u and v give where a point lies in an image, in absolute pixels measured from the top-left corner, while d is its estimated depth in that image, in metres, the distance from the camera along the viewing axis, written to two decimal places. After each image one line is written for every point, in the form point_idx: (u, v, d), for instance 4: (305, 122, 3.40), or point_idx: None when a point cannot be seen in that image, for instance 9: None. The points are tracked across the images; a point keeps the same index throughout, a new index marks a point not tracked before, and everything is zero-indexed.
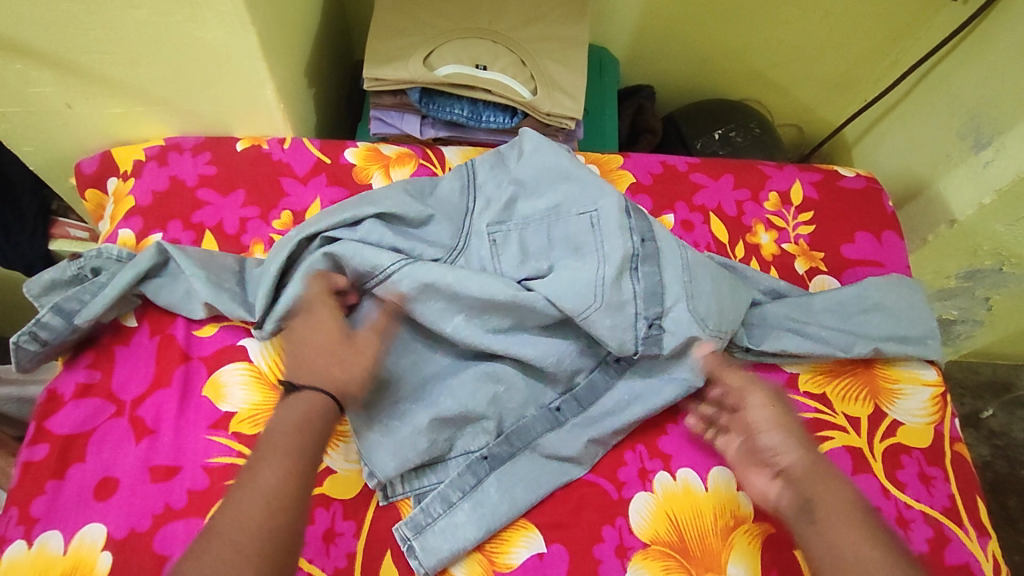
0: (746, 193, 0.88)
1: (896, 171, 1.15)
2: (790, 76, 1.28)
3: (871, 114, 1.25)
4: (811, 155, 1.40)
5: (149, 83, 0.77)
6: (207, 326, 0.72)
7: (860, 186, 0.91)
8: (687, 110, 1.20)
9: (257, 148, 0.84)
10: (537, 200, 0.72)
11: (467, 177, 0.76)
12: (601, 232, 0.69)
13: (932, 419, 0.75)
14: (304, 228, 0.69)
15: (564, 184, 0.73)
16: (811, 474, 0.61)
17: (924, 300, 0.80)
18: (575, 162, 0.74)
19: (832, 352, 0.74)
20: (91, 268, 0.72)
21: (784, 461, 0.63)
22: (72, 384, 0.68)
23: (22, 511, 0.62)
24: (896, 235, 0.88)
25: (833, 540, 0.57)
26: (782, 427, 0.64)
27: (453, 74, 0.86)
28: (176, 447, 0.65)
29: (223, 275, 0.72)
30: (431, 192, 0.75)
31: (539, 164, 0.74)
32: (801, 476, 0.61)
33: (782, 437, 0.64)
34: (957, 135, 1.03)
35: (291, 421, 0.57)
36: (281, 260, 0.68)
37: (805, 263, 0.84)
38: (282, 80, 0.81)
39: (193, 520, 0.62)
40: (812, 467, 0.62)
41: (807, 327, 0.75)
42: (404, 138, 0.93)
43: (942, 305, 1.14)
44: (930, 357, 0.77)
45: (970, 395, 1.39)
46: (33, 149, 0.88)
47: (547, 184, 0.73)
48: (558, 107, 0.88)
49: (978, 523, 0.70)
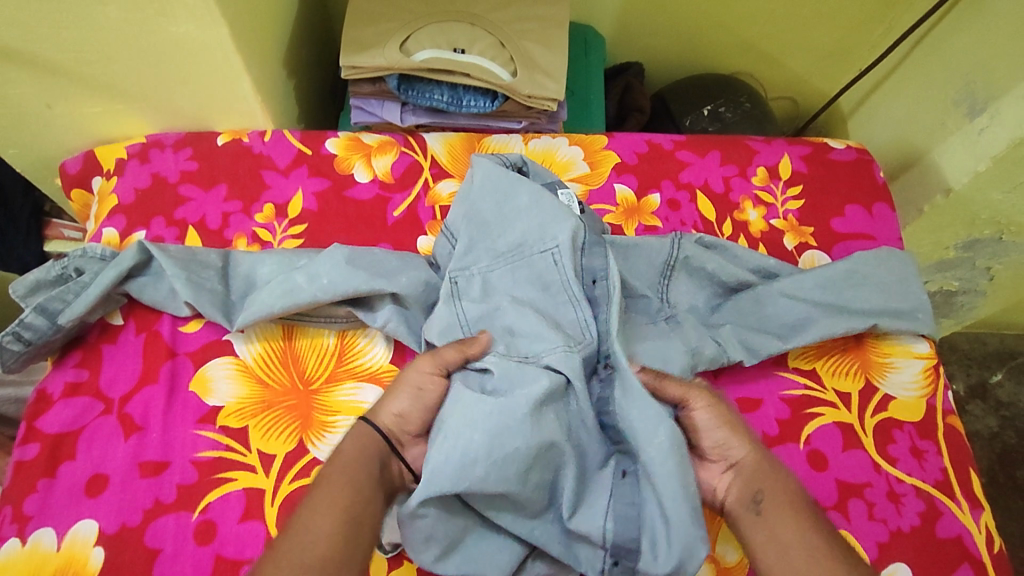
0: (733, 169, 0.87)
1: (892, 141, 1.13)
2: (781, 47, 1.26)
3: (866, 82, 1.23)
4: (806, 128, 1.38)
5: (125, 81, 0.77)
6: (192, 322, 0.72)
7: (850, 158, 0.90)
8: (676, 86, 1.19)
9: (238, 142, 0.83)
10: (497, 241, 0.71)
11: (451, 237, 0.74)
12: (563, 271, 0.67)
13: (924, 393, 0.74)
14: (318, 280, 0.69)
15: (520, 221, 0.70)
16: (761, 470, 0.59)
17: (915, 274, 0.78)
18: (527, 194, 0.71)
19: (828, 332, 0.72)
20: (75, 268, 0.72)
21: (735, 456, 0.60)
22: (61, 383, 0.69)
23: (15, 510, 0.62)
24: (887, 207, 0.86)
25: (788, 539, 0.55)
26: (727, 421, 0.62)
27: (431, 59, 0.85)
28: (165, 442, 0.66)
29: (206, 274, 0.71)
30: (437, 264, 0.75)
31: (495, 201, 0.72)
32: (752, 473, 0.59)
33: (727, 433, 0.61)
34: (952, 102, 1.00)
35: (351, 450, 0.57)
36: (285, 305, 0.68)
37: (794, 238, 0.83)
38: (259, 72, 0.81)
39: (183, 515, 0.62)
40: (760, 466, 0.59)
41: (803, 310, 0.74)
42: (386, 125, 0.92)
43: (942, 276, 1.13)
44: (923, 331, 0.75)
45: (976, 366, 1.38)
46: (18, 151, 0.88)
47: (507, 218, 0.71)
48: (539, 89, 0.87)
49: (972, 495, 0.69)
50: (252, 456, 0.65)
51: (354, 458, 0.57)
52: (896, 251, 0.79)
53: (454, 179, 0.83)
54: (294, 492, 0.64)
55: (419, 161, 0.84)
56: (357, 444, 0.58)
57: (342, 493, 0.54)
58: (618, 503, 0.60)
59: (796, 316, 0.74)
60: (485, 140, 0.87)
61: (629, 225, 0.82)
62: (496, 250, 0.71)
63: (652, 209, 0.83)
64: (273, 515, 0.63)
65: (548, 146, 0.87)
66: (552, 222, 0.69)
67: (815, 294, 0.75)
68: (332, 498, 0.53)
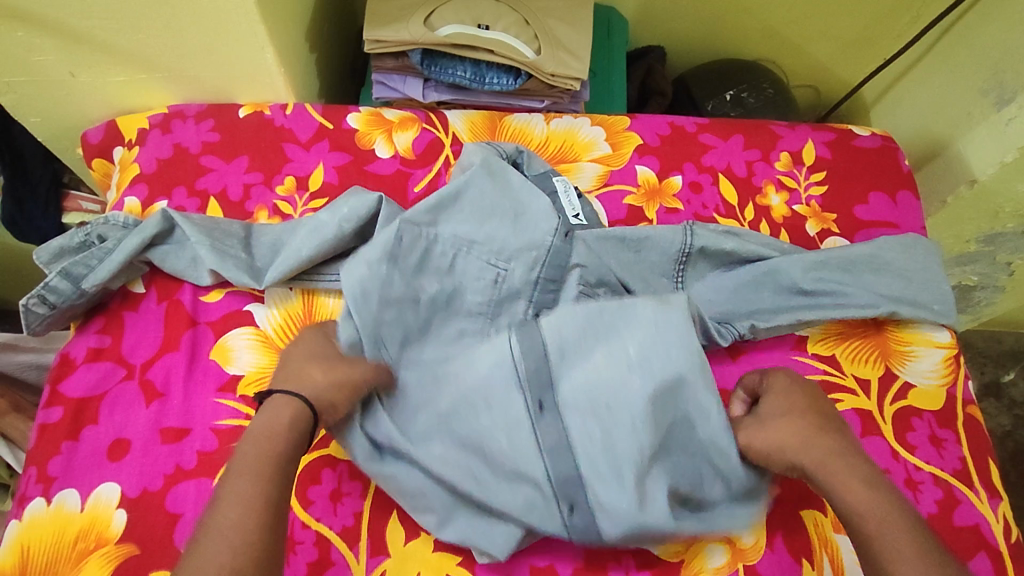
0: (756, 153, 0.86)
1: (915, 132, 1.12)
2: (805, 34, 1.24)
3: (891, 71, 1.21)
4: (828, 117, 1.36)
5: (149, 50, 0.76)
6: (213, 292, 0.72)
7: (875, 145, 0.88)
8: (698, 70, 1.18)
9: (260, 114, 0.83)
10: (464, 224, 0.69)
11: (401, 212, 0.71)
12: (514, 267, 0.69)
13: (944, 381, 0.73)
14: (343, 221, 0.70)
15: (494, 218, 0.70)
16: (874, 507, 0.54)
17: (939, 263, 0.77)
18: (506, 193, 0.70)
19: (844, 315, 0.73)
20: (98, 235, 0.72)
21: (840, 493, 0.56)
22: (83, 348, 0.69)
23: (40, 470, 0.63)
24: (912, 195, 0.85)
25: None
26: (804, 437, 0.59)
27: (455, 35, 0.84)
28: (186, 409, 0.66)
29: (232, 240, 0.72)
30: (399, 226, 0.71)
31: (481, 195, 0.70)
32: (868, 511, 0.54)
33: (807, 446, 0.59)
34: (980, 92, 0.99)
35: (274, 428, 0.54)
36: (312, 247, 0.69)
37: (816, 224, 0.82)
38: (282, 44, 0.80)
39: (204, 481, 0.63)
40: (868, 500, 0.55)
41: (824, 291, 0.73)
42: (407, 102, 0.92)
43: (961, 270, 1.12)
44: (944, 320, 0.75)
45: (991, 363, 1.37)
46: (40, 120, 0.88)
47: (479, 213, 0.70)
48: (562, 67, 0.86)
49: (990, 485, 0.69)
50: None
51: (278, 434, 0.54)
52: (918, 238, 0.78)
53: None
54: (314, 462, 0.65)
55: (441, 138, 0.84)
56: (277, 428, 0.54)
57: (266, 469, 0.51)
58: (563, 480, 0.60)
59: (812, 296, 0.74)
60: (507, 118, 0.86)
61: (650, 206, 0.81)
62: (464, 234, 0.69)
63: (674, 192, 0.82)
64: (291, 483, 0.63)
65: (570, 126, 0.86)
66: (531, 231, 0.69)
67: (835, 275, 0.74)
68: (254, 469, 0.51)
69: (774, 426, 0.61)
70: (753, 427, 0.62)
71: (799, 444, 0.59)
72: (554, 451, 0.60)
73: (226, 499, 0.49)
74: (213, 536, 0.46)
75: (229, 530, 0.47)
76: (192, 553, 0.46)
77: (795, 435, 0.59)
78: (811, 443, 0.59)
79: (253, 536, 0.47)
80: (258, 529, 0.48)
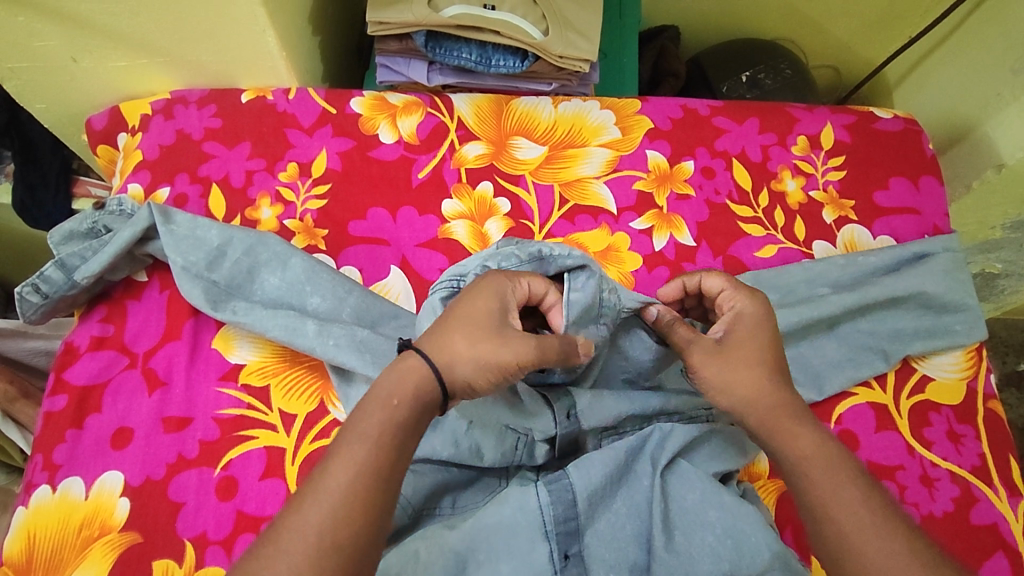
0: (772, 137, 0.83)
1: (940, 114, 1.07)
2: (826, 11, 1.20)
3: (916, 50, 1.15)
4: (849, 98, 1.31)
5: (149, 34, 0.75)
6: (219, 339, 0.69)
7: (897, 128, 0.85)
8: (713, 50, 1.14)
9: (262, 99, 0.82)
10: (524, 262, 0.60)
11: (386, 318, 0.69)
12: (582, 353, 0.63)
13: (965, 375, 0.71)
14: (344, 302, 0.68)
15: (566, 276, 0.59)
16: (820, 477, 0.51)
17: (972, 292, 0.74)
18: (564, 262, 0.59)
19: (878, 367, 0.69)
20: (104, 225, 0.71)
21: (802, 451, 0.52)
22: (87, 337, 0.69)
23: (46, 458, 0.64)
24: (935, 180, 0.82)
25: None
26: (755, 369, 0.55)
27: (461, 15, 0.82)
28: (188, 398, 0.66)
29: (230, 265, 0.69)
30: (390, 325, 0.69)
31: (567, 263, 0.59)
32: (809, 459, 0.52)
33: (746, 386, 0.55)
34: (1011, 71, 0.94)
35: (381, 404, 0.48)
36: (311, 304, 0.68)
37: (833, 211, 0.79)
38: (283, 26, 0.78)
39: (205, 470, 0.63)
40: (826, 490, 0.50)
41: (863, 341, 0.71)
42: (412, 86, 0.90)
43: (985, 257, 1.08)
44: (965, 341, 0.72)
45: (1014, 353, 1.31)
46: (46, 107, 0.88)
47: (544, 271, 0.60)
48: (570, 48, 0.84)
49: (1010, 482, 0.67)
50: (273, 415, 0.65)
51: (409, 399, 0.48)
52: (949, 243, 0.76)
53: (481, 141, 0.81)
54: (315, 452, 0.64)
55: (446, 122, 0.82)
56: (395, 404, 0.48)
57: (390, 439, 0.47)
58: (560, 491, 0.55)
59: (837, 350, 0.70)
60: (514, 102, 0.84)
61: (661, 192, 0.79)
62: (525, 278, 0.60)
63: (685, 177, 0.80)
64: (293, 474, 0.63)
65: (578, 110, 0.83)
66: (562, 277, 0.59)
67: (852, 306, 0.71)
68: (376, 442, 0.46)
69: (740, 363, 0.55)
70: (716, 352, 0.56)
71: (758, 381, 0.55)
72: (557, 499, 0.55)
73: (341, 460, 0.45)
74: (320, 499, 0.44)
75: (339, 504, 0.44)
76: (299, 508, 0.44)
77: (760, 369, 0.55)
78: (762, 384, 0.55)
79: (371, 502, 0.45)
80: (374, 496, 0.45)
